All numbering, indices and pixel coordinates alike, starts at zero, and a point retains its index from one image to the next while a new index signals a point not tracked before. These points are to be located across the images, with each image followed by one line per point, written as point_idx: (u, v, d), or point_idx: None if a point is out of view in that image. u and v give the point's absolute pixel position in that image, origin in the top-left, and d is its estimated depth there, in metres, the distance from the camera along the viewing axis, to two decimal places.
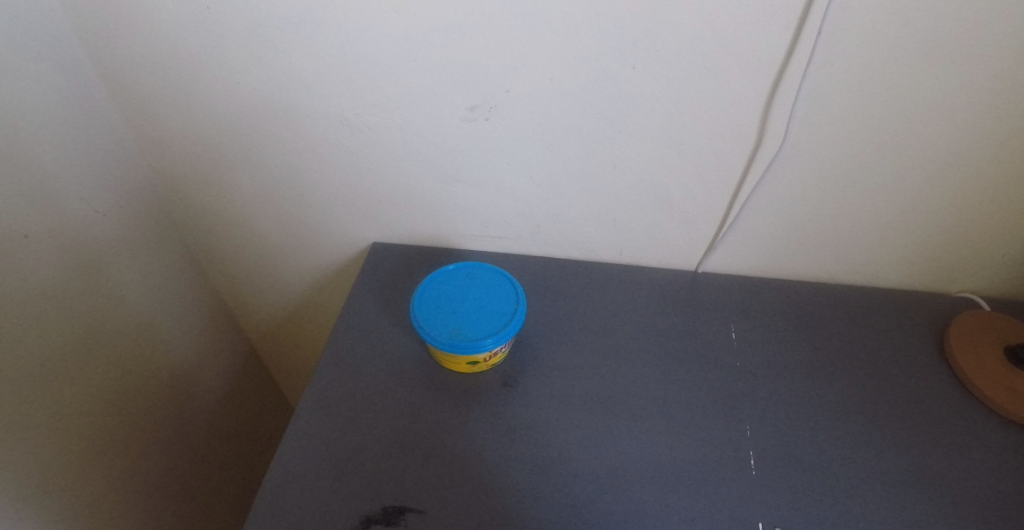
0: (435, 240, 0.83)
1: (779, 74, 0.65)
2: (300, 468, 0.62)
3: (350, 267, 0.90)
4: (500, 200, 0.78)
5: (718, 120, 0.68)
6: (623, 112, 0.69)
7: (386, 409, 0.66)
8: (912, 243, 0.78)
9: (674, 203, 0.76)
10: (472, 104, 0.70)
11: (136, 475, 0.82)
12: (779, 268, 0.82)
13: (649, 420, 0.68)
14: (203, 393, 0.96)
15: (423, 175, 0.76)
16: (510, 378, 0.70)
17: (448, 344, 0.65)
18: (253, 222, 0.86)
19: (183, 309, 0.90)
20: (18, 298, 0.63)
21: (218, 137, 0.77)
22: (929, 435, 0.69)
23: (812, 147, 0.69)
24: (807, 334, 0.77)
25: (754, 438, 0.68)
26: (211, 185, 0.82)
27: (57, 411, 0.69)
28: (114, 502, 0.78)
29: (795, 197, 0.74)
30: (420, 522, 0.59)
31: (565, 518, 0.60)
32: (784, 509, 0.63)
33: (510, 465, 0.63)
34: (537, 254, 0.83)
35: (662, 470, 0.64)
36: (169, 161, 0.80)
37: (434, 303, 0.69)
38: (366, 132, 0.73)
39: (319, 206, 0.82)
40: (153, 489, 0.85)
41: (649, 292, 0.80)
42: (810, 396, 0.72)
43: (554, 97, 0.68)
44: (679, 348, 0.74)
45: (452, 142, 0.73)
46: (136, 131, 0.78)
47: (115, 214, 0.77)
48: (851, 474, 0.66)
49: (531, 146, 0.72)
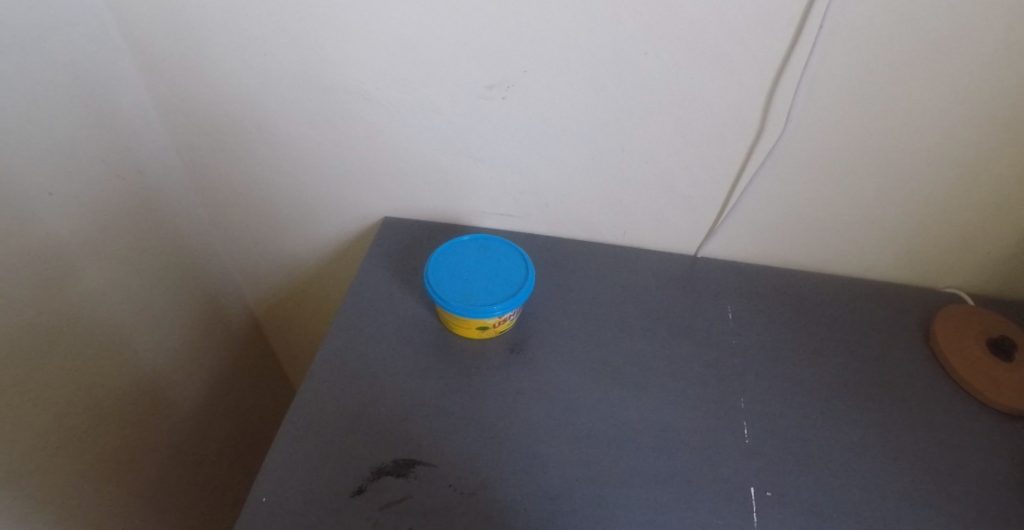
0: (447, 215, 0.87)
1: (782, 66, 0.68)
2: (316, 421, 0.66)
3: (364, 239, 0.94)
4: (512, 178, 0.81)
5: (722, 108, 0.72)
6: (634, 96, 0.72)
7: (398, 368, 0.71)
8: (903, 236, 0.81)
9: (679, 188, 0.79)
10: (491, 83, 0.73)
11: (141, 440, 0.86)
12: (775, 256, 0.86)
13: (645, 389, 0.72)
14: (205, 363, 1.00)
15: (439, 150, 0.79)
16: (516, 345, 0.74)
17: (461, 308, 0.69)
18: (270, 191, 0.89)
19: (191, 277, 0.93)
20: (42, 254, 0.67)
21: (241, 111, 0.80)
22: (909, 415, 0.74)
23: (811, 137, 0.73)
24: (800, 317, 0.81)
25: (746, 412, 0.71)
26: (231, 154, 0.85)
27: (71, 371, 0.72)
28: (120, 463, 0.82)
29: (794, 186, 0.77)
30: (430, 474, 0.63)
31: (564, 475, 0.64)
32: (772, 476, 0.67)
33: (514, 424, 0.67)
34: (544, 232, 0.87)
35: (657, 436, 0.68)
36: (190, 128, 0.84)
37: (448, 270, 0.73)
38: (385, 106, 0.76)
39: (336, 178, 0.85)
40: (153, 457, 0.89)
41: (651, 272, 0.84)
42: (801, 376, 0.75)
43: (566, 80, 0.71)
44: (677, 325, 0.78)
45: (468, 119, 0.76)
46: (160, 97, 0.81)
47: (136, 179, 0.80)
48: (836, 448, 0.70)
49: (544, 126, 0.75)
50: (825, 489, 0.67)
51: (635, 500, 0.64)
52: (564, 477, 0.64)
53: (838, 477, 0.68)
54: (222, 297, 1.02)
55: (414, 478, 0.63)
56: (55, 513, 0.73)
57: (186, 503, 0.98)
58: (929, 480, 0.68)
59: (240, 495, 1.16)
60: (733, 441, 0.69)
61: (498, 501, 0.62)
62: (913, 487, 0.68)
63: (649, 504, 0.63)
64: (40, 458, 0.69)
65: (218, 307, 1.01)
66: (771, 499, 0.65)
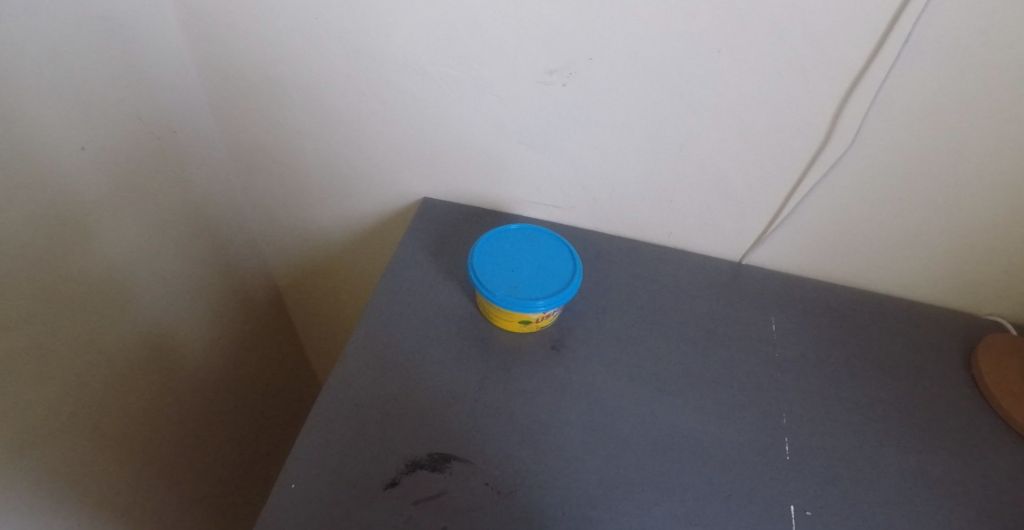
0: (489, 201, 0.84)
1: (857, 77, 0.65)
2: (348, 406, 0.64)
3: (399, 218, 0.90)
4: (562, 168, 0.78)
5: (790, 114, 0.69)
6: (701, 94, 0.69)
7: (433, 358, 0.68)
8: (959, 265, 0.78)
9: (733, 192, 0.76)
10: (552, 68, 0.69)
11: (161, 411, 0.83)
12: (822, 272, 0.83)
13: (687, 397, 0.69)
14: (227, 334, 0.96)
15: (489, 133, 0.76)
16: (557, 341, 0.72)
17: (504, 301, 0.66)
18: (307, 161, 0.86)
19: (217, 244, 0.89)
20: (67, 211, 0.63)
21: (284, 75, 0.76)
22: (957, 440, 0.70)
23: (877, 153, 0.70)
24: (846, 333, 0.78)
25: (787, 427, 0.68)
26: (267, 119, 0.82)
27: (90, 337, 0.69)
28: (137, 434, 0.78)
29: (852, 202, 0.74)
30: (466, 471, 0.61)
31: (600, 483, 0.62)
32: (814, 496, 0.64)
33: (551, 424, 0.65)
34: (588, 227, 0.84)
35: (698, 446, 0.66)
36: (227, 89, 0.80)
37: (493, 260, 0.70)
38: (438, 83, 0.73)
39: (379, 154, 0.82)
40: (173, 428, 0.86)
41: (695, 275, 0.81)
42: (846, 393, 0.72)
43: (633, 70, 0.68)
44: (720, 332, 0.76)
45: (524, 103, 0.73)
46: (198, 54, 0.77)
47: (169, 138, 0.76)
48: (880, 471, 0.66)
49: (603, 116, 0.72)
50: (869, 513, 0.63)
51: (674, 512, 0.61)
52: (601, 484, 0.62)
53: (882, 499, 0.64)
54: (246, 266, 0.98)
55: (450, 474, 0.61)
56: (68, 484, 0.69)
57: (203, 478, 0.95)
58: (979, 510, 0.65)
59: (257, 471, 1.13)
60: (774, 455, 0.66)
61: (533, 505, 0.60)
62: (964, 513, 0.64)
63: (687, 516, 0.61)
64: (53, 425, 0.66)
65: (243, 276, 0.98)
66: (812, 519, 0.62)
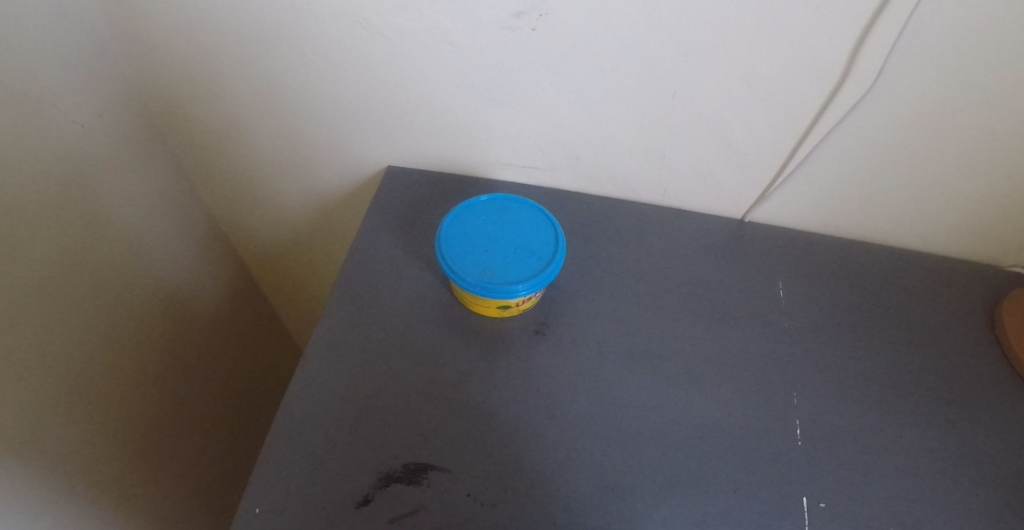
0: (461, 165, 0.75)
1: (880, 7, 0.55)
2: (313, 417, 0.58)
3: (365, 187, 0.81)
4: (539, 124, 0.69)
5: (799, 56, 0.59)
6: (694, 34, 0.59)
7: (405, 354, 0.62)
8: (984, 214, 0.70)
9: (733, 144, 0.68)
10: (519, 10, 0.59)
11: (136, 413, 0.77)
12: (832, 226, 0.75)
13: (685, 380, 0.63)
14: (195, 320, 0.89)
15: (453, 89, 0.67)
16: (541, 324, 0.65)
17: (479, 288, 0.59)
18: (252, 129, 0.76)
19: (169, 228, 0.81)
20: None
21: (213, 36, 0.66)
22: (979, 411, 0.64)
23: (905, 95, 0.60)
24: (858, 296, 0.71)
25: (798, 408, 0.63)
26: (200, 85, 0.72)
27: (35, 354, 0.61)
28: (110, 441, 0.73)
29: (870, 150, 0.65)
30: (445, 482, 0.55)
31: (593, 486, 0.56)
32: (828, 485, 0.59)
33: (538, 422, 0.59)
34: (572, 188, 0.76)
35: (699, 436, 0.60)
36: (152, 55, 0.69)
37: (463, 240, 0.62)
38: (389, 35, 0.63)
39: (330, 119, 0.72)
40: (150, 429, 0.80)
41: (693, 239, 0.74)
42: (858, 365, 0.66)
43: (615, 9, 0.58)
44: (720, 304, 0.69)
45: (489, 53, 0.63)
46: (110, 17, 0.66)
47: (95, 120, 0.67)
48: (898, 452, 0.61)
49: (584, 65, 0.63)
50: (887, 500, 0.58)
51: (677, 512, 0.56)
52: (595, 486, 0.56)
53: (902, 484, 0.59)
54: (206, 245, 0.90)
55: (428, 486, 0.55)
56: (38, 505, 0.64)
57: (189, 471, 0.90)
58: (1006, 490, 0.60)
59: (251, 453, 1.09)
60: (784, 442, 0.60)
61: (522, 514, 0.55)
62: (989, 492, 0.59)
63: (691, 516, 0.56)
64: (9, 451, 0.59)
65: (203, 257, 0.90)
66: (826, 511, 0.57)
